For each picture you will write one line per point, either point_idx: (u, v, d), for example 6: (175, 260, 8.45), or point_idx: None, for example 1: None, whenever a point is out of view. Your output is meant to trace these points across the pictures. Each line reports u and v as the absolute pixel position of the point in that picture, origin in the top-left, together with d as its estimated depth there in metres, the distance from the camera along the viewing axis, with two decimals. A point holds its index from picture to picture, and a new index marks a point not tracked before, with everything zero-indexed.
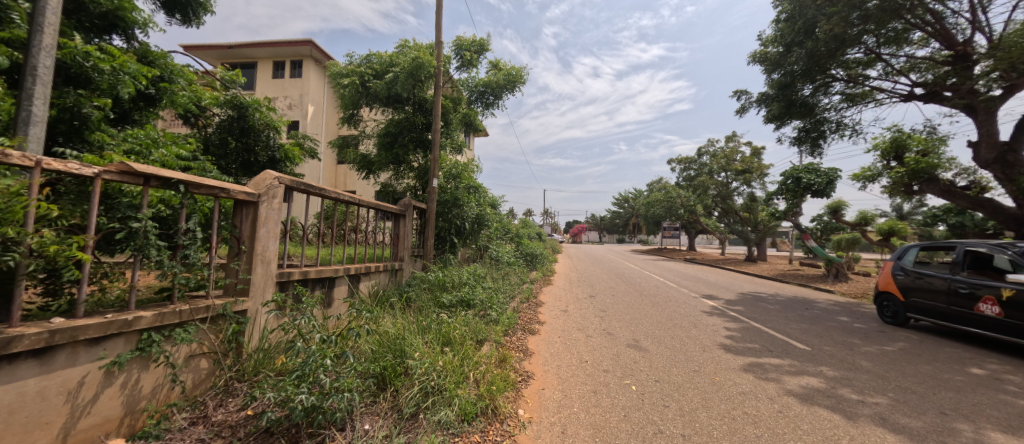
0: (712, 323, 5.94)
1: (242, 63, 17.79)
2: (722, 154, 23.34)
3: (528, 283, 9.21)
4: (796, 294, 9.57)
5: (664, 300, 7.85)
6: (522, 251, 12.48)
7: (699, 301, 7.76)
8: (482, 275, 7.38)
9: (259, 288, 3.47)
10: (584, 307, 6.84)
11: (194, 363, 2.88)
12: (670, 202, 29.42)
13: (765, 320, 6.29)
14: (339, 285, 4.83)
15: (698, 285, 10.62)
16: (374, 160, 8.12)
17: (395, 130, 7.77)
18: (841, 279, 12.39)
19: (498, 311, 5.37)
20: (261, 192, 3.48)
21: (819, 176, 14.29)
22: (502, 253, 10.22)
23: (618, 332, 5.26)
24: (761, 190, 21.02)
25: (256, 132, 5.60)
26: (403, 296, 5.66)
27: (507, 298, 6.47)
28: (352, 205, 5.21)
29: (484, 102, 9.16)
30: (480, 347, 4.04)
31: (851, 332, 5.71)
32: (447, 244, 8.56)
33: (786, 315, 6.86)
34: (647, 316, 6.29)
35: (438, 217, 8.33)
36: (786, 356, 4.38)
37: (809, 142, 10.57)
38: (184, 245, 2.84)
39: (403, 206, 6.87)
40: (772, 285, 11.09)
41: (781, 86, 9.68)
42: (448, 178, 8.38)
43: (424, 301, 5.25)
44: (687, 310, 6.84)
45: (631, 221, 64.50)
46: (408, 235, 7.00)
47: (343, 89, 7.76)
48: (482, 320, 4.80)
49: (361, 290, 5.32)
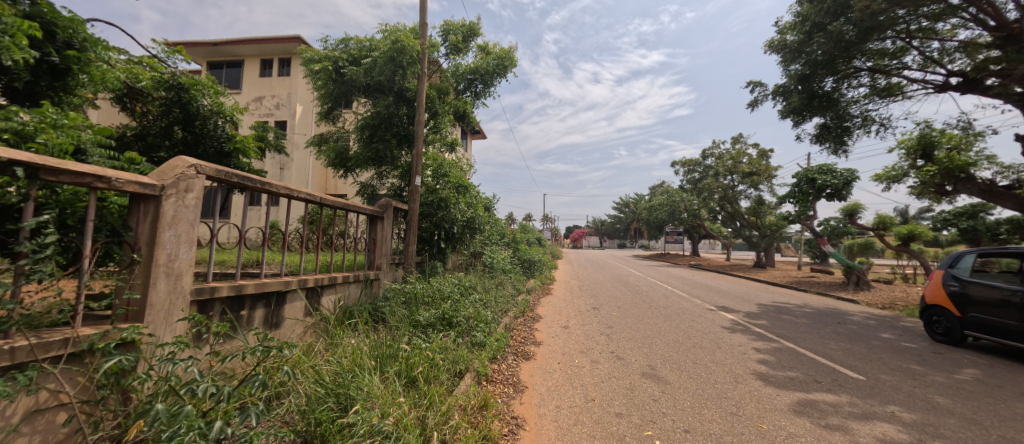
0: (737, 342, 5.06)
1: (227, 62, 17.08)
2: (727, 156, 22.59)
3: (524, 293, 8.36)
4: (820, 305, 8.69)
5: (676, 314, 6.98)
6: (520, 257, 11.64)
7: (716, 315, 6.89)
8: (472, 286, 6.55)
9: (160, 310, 2.62)
10: (587, 323, 5.98)
11: (37, 421, 2.02)
12: (672, 206, 28.57)
13: (798, 339, 5.40)
14: (292, 301, 3.98)
15: (710, 294, 9.74)
16: (354, 157, 7.34)
17: (376, 122, 7.01)
18: (863, 287, 11.51)
19: (487, 330, 4.52)
20: (165, 183, 2.64)
21: (835, 176, 13.45)
22: (497, 259, 9.38)
23: (628, 356, 4.39)
24: (770, 192, 20.20)
25: (202, 118, 4.85)
26: (374, 312, 4.81)
27: (498, 312, 5.63)
28: (312, 204, 4.40)
29: (474, 92, 8.49)
30: (458, 383, 3.18)
31: (904, 355, 4.81)
32: (434, 250, 7.75)
33: (820, 332, 5.98)
34: (660, 334, 5.43)
35: (423, 219, 7.52)
36: (841, 390, 3.51)
37: (831, 139, 9.74)
38: (27, 254, 1.98)
39: (381, 206, 6.05)
40: (791, 295, 10.19)
41: (801, 77, 8.88)
42: (434, 176, 7.71)
43: (395, 320, 4.41)
44: (705, 326, 5.97)
45: (633, 226, 63.63)
46: (388, 240, 6.16)
47: (317, 78, 7.02)
48: (464, 344, 3.95)
49: (323, 306, 4.47)
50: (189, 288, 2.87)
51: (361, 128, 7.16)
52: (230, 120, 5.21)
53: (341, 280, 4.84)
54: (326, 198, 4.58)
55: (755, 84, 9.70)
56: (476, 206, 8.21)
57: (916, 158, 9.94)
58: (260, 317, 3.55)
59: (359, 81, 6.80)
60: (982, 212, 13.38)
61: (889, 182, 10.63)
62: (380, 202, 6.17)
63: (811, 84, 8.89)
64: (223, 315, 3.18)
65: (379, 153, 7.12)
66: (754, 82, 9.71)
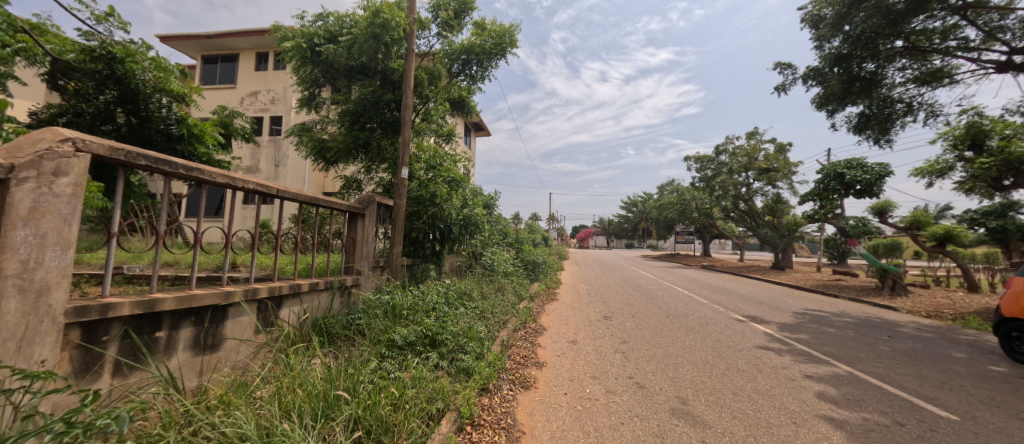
0: (780, 364, 4.22)
1: (222, 56, 16.47)
2: (743, 152, 21.55)
3: (528, 299, 7.57)
4: (859, 313, 7.76)
5: (699, 325, 6.15)
6: (523, 259, 10.84)
7: (746, 327, 6.03)
8: (467, 294, 5.78)
9: (9, 340, 1.84)
10: (599, 337, 5.16)
11: None
12: (683, 205, 27.52)
13: (852, 360, 4.54)
14: (236, 317, 3.24)
15: (732, 300, 8.85)
16: (333, 147, 6.67)
17: (357, 108, 6.29)
18: (899, 292, 10.50)
19: (478, 349, 3.75)
20: (22, 163, 1.89)
21: (867, 171, 12.35)
22: (498, 261, 8.64)
23: (652, 384, 3.57)
24: (788, 189, 19.11)
25: (142, 98, 4.23)
26: (346, 328, 4.06)
27: (495, 324, 4.84)
28: (270, 196, 3.65)
29: (469, 75, 7.88)
30: (431, 432, 2.40)
31: (989, 382, 3.93)
32: (427, 251, 7.01)
33: (873, 350, 5.09)
34: (685, 352, 4.60)
35: (414, 218, 6.78)
36: (938, 439, 2.67)
37: (874, 129, 8.82)
38: None
39: (362, 202, 5.31)
40: (822, 301, 9.25)
41: (837, 58, 8.16)
42: (424, 168, 7.07)
43: (369, 339, 3.66)
44: (736, 342, 5.13)
45: (641, 225, 62.34)
46: (370, 241, 5.41)
47: (291, 59, 6.39)
48: (446, 373, 3.17)
49: (281, 320, 3.72)
50: (68, 308, 2.10)
51: (342, 114, 6.50)
52: (177, 99, 4.66)
53: (308, 288, 4.08)
54: (284, 190, 3.71)
55: (782, 66, 9.22)
56: (473, 203, 7.47)
57: (962, 149, 8.95)
58: (187, 338, 2.81)
59: (338, 60, 6.17)
60: (1011, 210, 12.14)
61: (932, 177, 9.63)
62: (361, 197, 5.42)
63: (847, 66, 8.15)
64: (125, 340, 2.41)
65: (360, 142, 6.54)
66: (781, 63, 9.21)
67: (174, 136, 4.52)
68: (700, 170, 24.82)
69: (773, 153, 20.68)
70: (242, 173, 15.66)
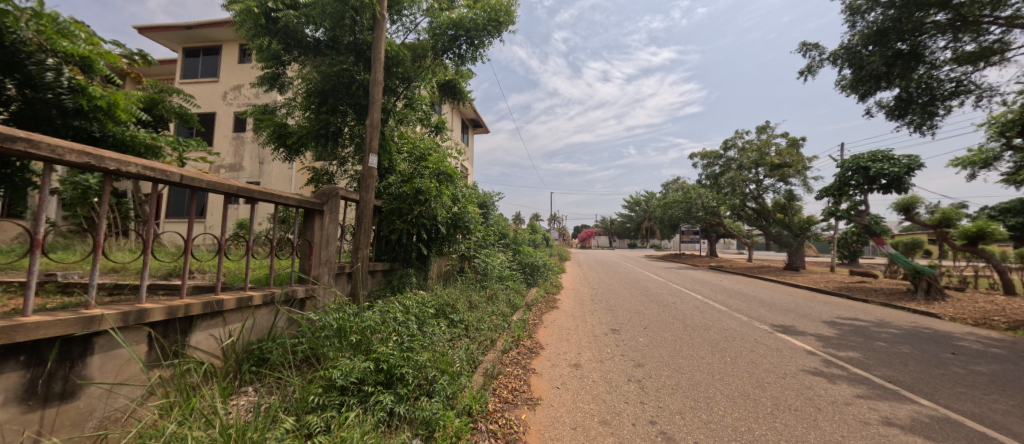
0: (843, 400, 3.30)
1: (204, 48, 15.60)
2: (754, 146, 20.59)
3: (524, 308, 6.69)
4: (902, 323, 6.84)
5: (725, 340, 5.23)
6: (520, 261, 9.95)
7: (783, 346, 5.11)
8: (450, 307, 4.88)
9: None
10: (606, 359, 4.23)
11: None
12: (689, 204, 26.53)
13: (928, 392, 3.62)
14: (110, 350, 2.33)
15: (755, 307, 7.94)
16: (293, 134, 5.80)
17: (325, 87, 5.44)
18: (936, 296, 9.53)
19: (450, 387, 2.81)
20: None
21: (895, 164, 11.35)
22: (491, 265, 7.76)
23: (684, 436, 2.64)
24: (802, 186, 18.16)
25: (23, 61, 3.57)
26: (282, 355, 3.14)
27: (479, 347, 3.92)
28: (170, 180, 2.73)
29: (457, 54, 7.06)
30: None
31: None
32: (411, 255, 6.13)
33: (946, 376, 4.14)
34: (716, 381, 3.67)
35: (393, 216, 5.81)
36: None
37: (914, 114, 7.86)
38: None
39: (321, 195, 4.42)
40: (855, 308, 8.32)
41: (875, 32, 7.26)
42: (408, 160, 6.25)
43: (304, 379, 2.74)
44: (775, 365, 4.22)
45: (644, 224, 61.29)
46: (331, 242, 4.50)
47: (243, 27, 5.42)
48: (396, 436, 2.21)
49: (192, 349, 2.83)
50: None
51: (308, 95, 5.65)
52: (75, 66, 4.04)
53: (235, 306, 3.17)
54: (189, 176, 2.83)
55: (808, 46, 8.33)
56: (463, 199, 6.57)
57: (1012, 136, 7.97)
58: (11, 388, 1.89)
59: (301, 30, 5.34)
60: None
61: (975, 168, 8.68)
62: (323, 190, 4.53)
63: (885, 42, 7.28)
64: None
65: (330, 132, 5.75)
66: (806, 43, 8.39)
67: (70, 110, 3.91)
68: (708, 166, 23.79)
69: (785, 147, 19.73)
70: (226, 172, 14.86)
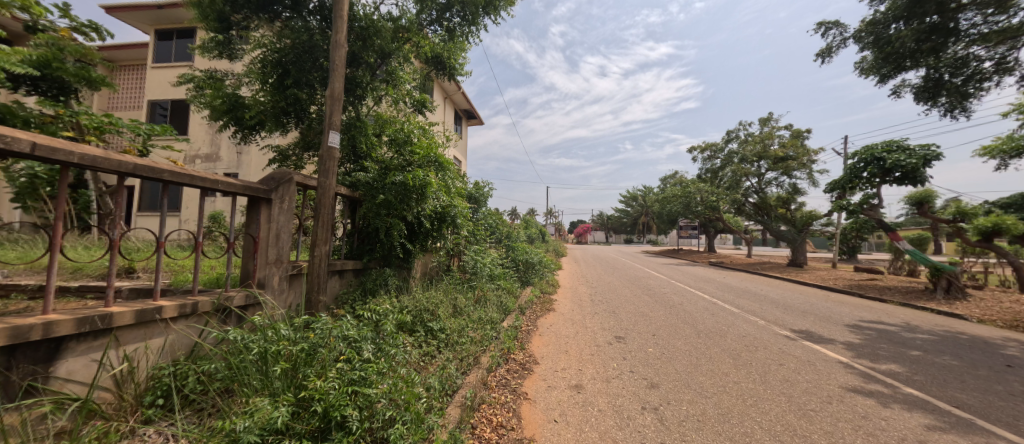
0: (917, 437, 2.62)
1: (177, 30, 14.60)
2: (757, 138, 19.98)
3: (518, 312, 5.97)
4: (933, 328, 6.21)
5: (748, 351, 4.53)
6: (515, 258, 9.25)
7: (816, 358, 4.42)
8: (428, 315, 4.14)
9: None
10: (613, 378, 3.54)
11: None
12: (688, 198, 25.71)
13: (1010, 422, 2.96)
14: None
15: (772, 309, 7.27)
16: (249, 110, 5.00)
17: (288, 55, 4.72)
18: (956, 295, 8.94)
19: (412, 437, 2.05)
20: None
21: (911, 154, 10.71)
22: (482, 262, 7.03)
23: None
24: (807, 179, 17.54)
25: None
26: (192, 389, 2.35)
27: (458, 369, 3.18)
28: (16, 149, 1.90)
29: (443, 26, 6.29)
30: None
31: None
32: (389, 254, 5.34)
33: (1016, 397, 3.48)
34: (755, 410, 2.95)
35: (366, 207, 5.02)
36: None
37: (946, 97, 7.19)
38: None
39: (269, 180, 3.61)
40: (877, 309, 7.69)
41: (906, 5, 6.55)
42: (387, 145, 5.46)
43: (209, 427, 1.98)
44: (817, 385, 3.53)
45: (641, 220, 60.70)
46: (283, 237, 3.72)
47: None
48: None
49: (48, 385, 2.02)
50: None
51: (266, 64, 4.87)
52: None
53: (132, 321, 2.39)
54: (45, 146, 2.00)
55: (827, 24, 7.61)
56: (449, 190, 5.80)
57: None
58: None
59: None
60: None
61: (1003, 157, 8.06)
62: (273, 174, 3.73)
63: (917, 17, 6.57)
64: None
65: (298, 109, 5.04)
66: (824, 22, 7.67)
67: None
68: (708, 159, 23.12)
69: (789, 139, 19.11)
70: (203, 162, 13.97)
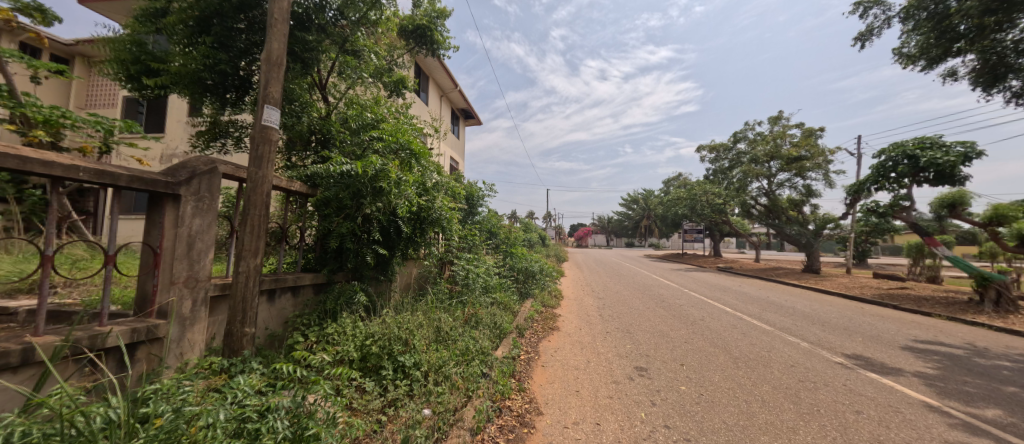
0: None
1: None
2: (769, 138, 19.07)
3: (516, 334, 5.00)
4: (1007, 352, 5.21)
5: (805, 388, 3.58)
6: (515, 266, 8.30)
7: (895, 399, 3.44)
8: (396, 348, 3.16)
9: None
10: (643, 439, 2.60)
11: None
12: (693, 201, 24.60)
13: None
14: None
15: (810, 327, 6.28)
16: (166, 74, 4.51)
17: (209, 14, 4.16)
18: (1008, 308, 7.94)
19: None
20: None
21: (948, 151, 9.76)
22: (476, 273, 6.06)
23: None
24: (822, 180, 16.60)
25: None
26: None
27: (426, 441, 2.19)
28: None
29: None
30: None
31: None
32: (358, 265, 4.35)
33: None
34: None
35: (326, 207, 4.06)
36: None
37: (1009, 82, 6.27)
38: None
39: (176, 169, 2.67)
40: (927, 326, 6.68)
41: None
42: (353, 132, 4.52)
43: None
44: None
45: (643, 224, 59.67)
46: (199, 245, 2.77)
47: None
48: None
49: None
50: None
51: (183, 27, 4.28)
52: None
53: None
54: None
55: (866, 3, 6.77)
56: (431, 187, 4.86)
57: None
58: None
59: None
60: None
61: None
62: (185, 162, 2.77)
63: None
64: None
65: (234, 79, 4.63)
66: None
67: None
68: (715, 160, 22.21)
69: (802, 139, 18.21)
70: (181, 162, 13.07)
